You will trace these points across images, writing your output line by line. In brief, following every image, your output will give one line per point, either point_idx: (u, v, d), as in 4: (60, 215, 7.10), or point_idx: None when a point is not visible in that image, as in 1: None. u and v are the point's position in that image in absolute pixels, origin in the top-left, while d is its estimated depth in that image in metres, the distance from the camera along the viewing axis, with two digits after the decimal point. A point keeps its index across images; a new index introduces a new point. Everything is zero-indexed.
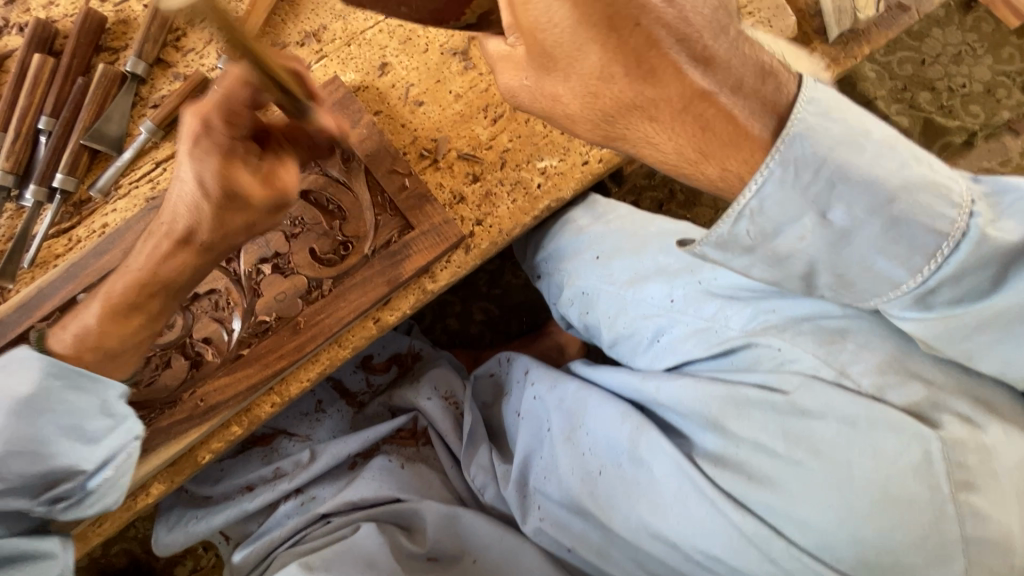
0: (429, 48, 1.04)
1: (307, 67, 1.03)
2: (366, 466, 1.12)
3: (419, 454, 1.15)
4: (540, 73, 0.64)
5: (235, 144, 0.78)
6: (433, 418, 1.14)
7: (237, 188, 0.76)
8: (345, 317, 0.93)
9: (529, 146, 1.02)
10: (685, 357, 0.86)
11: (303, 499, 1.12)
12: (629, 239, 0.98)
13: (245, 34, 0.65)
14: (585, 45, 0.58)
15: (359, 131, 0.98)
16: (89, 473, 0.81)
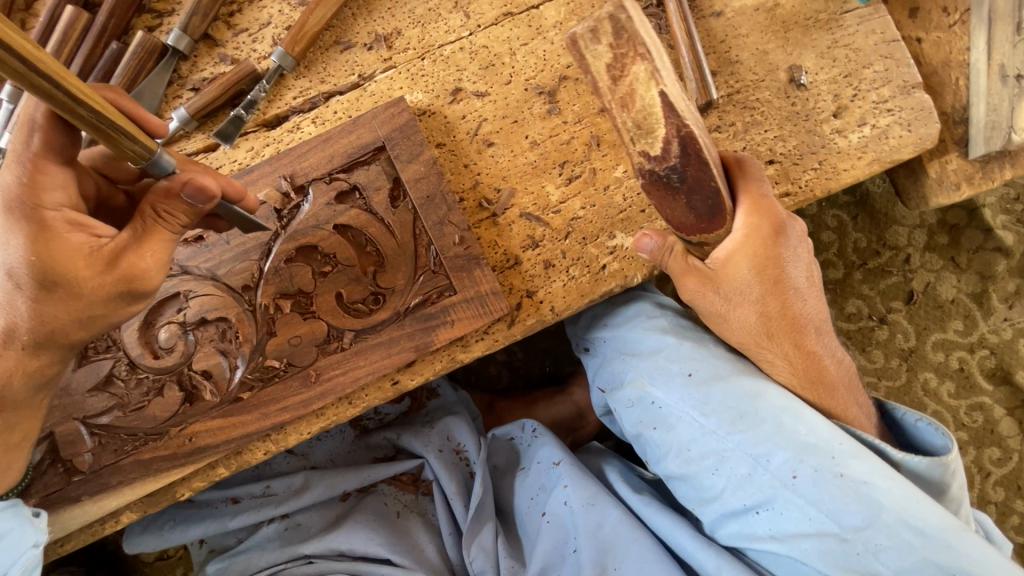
0: (513, 80, 0.90)
1: (370, 76, 0.89)
2: (359, 508, 1.06)
3: (417, 504, 1.09)
4: (727, 295, 0.82)
5: (52, 222, 0.65)
6: (439, 474, 1.06)
7: (57, 277, 0.64)
8: (361, 378, 0.82)
9: (603, 219, 0.89)
10: (798, 556, 0.79)
11: (287, 526, 1.04)
12: (737, 374, 0.85)
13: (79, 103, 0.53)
14: (762, 296, 0.82)
15: (416, 168, 0.85)
16: None
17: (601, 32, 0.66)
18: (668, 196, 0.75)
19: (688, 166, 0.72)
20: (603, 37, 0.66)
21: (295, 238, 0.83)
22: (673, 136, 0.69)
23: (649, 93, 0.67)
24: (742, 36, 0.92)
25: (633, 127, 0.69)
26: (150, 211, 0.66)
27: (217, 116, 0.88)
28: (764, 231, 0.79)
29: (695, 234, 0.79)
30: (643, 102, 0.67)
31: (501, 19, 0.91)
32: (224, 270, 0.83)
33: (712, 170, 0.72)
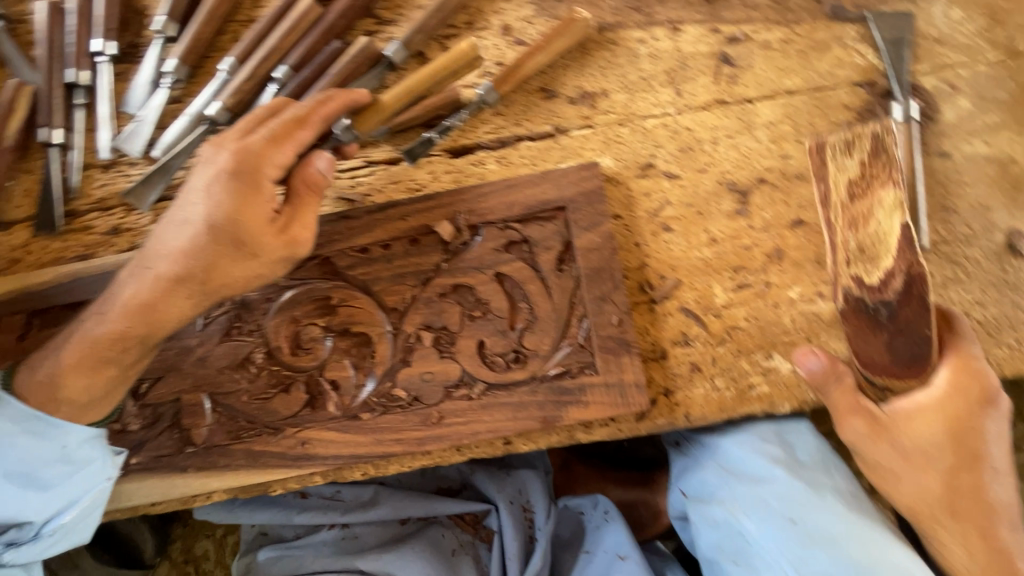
0: (708, 170, 0.86)
1: (565, 130, 0.87)
2: (419, 535, 1.02)
3: (474, 549, 1.04)
4: (906, 456, 0.78)
5: (262, 187, 0.72)
6: (505, 529, 1.01)
7: (242, 233, 0.71)
8: (480, 433, 0.80)
9: (764, 337, 0.84)
10: None
11: (345, 535, 1.02)
12: (849, 538, 0.78)
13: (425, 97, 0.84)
14: (946, 461, 0.77)
15: (591, 237, 0.82)
16: (40, 522, 0.74)
17: (856, 148, 0.65)
18: (867, 328, 0.73)
19: (904, 304, 0.69)
20: (856, 153, 0.65)
21: (455, 274, 0.82)
22: (898, 270, 0.68)
23: (889, 221, 0.66)
24: (965, 185, 0.85)
25: (856, 247, 0.69)
26: (303, 186, 0.76)
27: (408, 132, 0.88)
28: (967, 394, 0.75)
29: (881, 377, 0.76)
30: (875, 228, 0.67)
31: (712, 105, 0.87)
32: (379, 287, 0.82)
33: (930, 317, 0.69)
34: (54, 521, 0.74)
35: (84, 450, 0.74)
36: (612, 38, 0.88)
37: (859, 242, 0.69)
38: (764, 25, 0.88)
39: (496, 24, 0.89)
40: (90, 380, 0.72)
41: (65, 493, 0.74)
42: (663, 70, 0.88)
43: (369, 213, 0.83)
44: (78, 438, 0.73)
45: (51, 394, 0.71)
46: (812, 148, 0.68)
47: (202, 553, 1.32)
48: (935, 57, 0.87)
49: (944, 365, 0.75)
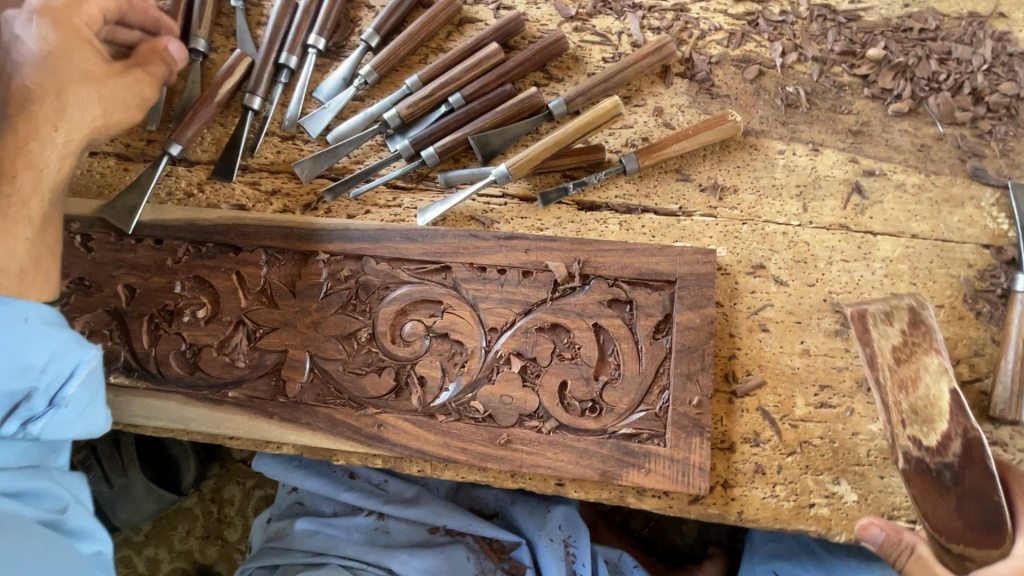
0: (817, 285, 0.89)
1: (689, 213, 0.93)
2: (446, 550, 1.05)
3: None
4: None
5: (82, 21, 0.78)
6: (548, 565, 1.05)
7: (76, 60, 0.77)
8: (539, 468, 0.84)
9: (836, 461, 0.84)
10: None
11: (377, 526, 1.07)
12: None
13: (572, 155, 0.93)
14: None
15: (692, 316, 0.86)
16: (50, 390, 0.66)
17: (896, 317, 0.77)
18: (935, 491, 0.76)
19: (965, 467, 0.75)
20: (895, 322, 0.76)
21: (556, 313, 0.87)
22: (955, 433, 0.75)
23: (936, 386, 0.76)
24: None
25: (909, 410, 0.76)
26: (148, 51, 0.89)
27: (546, 177, 0.96)
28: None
29: (959, 543, 0.74)
30: (925, 391, 0.76)
31: (835, 227, 0.91)
32: (485, 306, 0.89)
33: (994, 480, 0.74)
34: (62, 394, 0.68)
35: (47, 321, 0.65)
36: (753, 143, 0.95)
37: (911, 402, 0.76)
38: (903, 167, 0.92)
39: (651, 104, 0.97)
40: (10, 245, 0.71)
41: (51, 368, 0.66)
42: (795, 183, 0.93)
43: (495, 239, 0.91)
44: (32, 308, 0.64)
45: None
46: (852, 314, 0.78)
47: (229, 497, 1.41)
48: None
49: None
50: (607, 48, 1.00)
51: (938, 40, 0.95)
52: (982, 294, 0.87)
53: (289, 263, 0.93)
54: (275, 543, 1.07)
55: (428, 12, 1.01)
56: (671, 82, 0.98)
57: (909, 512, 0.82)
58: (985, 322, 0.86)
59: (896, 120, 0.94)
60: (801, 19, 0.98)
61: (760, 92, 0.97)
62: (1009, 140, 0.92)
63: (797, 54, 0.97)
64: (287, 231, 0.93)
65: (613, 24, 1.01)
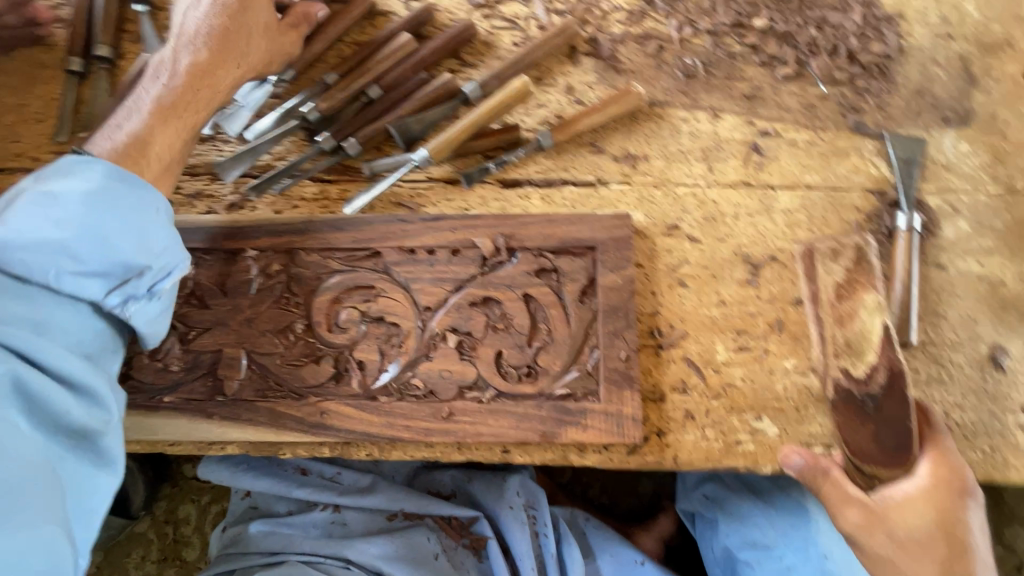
0: (726, 239, 0.96)
1: (605, 182, 0.99)
2: (405, 533, 1.06)
3: (456, 553, 1.07)
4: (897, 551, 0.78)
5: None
6: (509, 531, 1.09)
7: (254, 11, 0.92)
8: (483, 436, 0.87)
9: (756, 399, 0.91)
10: None
11: (335, 518, 1.07)
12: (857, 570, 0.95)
13: (489, 136, 0.97)
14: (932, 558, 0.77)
15: (614, 278, 0.91)
16: (151, 277, 0.76)
17: (841, 255, 0.81)
18: (853, 418, 0.80)
19: (887, 398, 0.79)
20: (842, 260, 0.80)
21: (486, 287, 0.91)
22: (882, 365, 0.78)
23: (871, 321, 0.79)
24: (957, 296, 0.93)
25: (843, 342, 0.80)
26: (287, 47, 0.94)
27: (468, 158, 1.00)
28: (951, 489, 0.78)
29: (866, 463, 0.80)
30: (860, 325, 0.79)
31: (739, 185, 0.98)
32: (418, 286, 0.91)
33: (908, 412, 0.78)
34: (159, 287, 0.77)
35: (165, 220, 0.78)
36: (659, 113, 1.01)
37: (846, 337, 0.81)
38: (793, 126, 1.00)
39: (562, 83, 1.02)
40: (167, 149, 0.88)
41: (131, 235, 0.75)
42: (700, 147, 1.00)
43: (422, 222, 0.93)
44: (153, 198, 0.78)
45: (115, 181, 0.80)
46: (803, 253, 0.84)
47: (184, 516, 1.37)
48: (940, 180, 0.98)
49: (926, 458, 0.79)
50: (516, 33, 1.05)
51: (814, 8, 1.04)
52: (870, 235, 0.96)
53: (216, 263, 0.93)
54: (230, 550, 1.06)
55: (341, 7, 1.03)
56: (579, 61, 1.04)
57: (825, 438, 0.89)
58: (874, 259, 0.95)
59: (785, 83, 1.02)
60: None
61: (662, 66, 1.03)
62: (882, 94, 1.01)
63: (691, 28, 1.04)
64: (212, 232, 0.93)
65: (520, 10, 1.05)
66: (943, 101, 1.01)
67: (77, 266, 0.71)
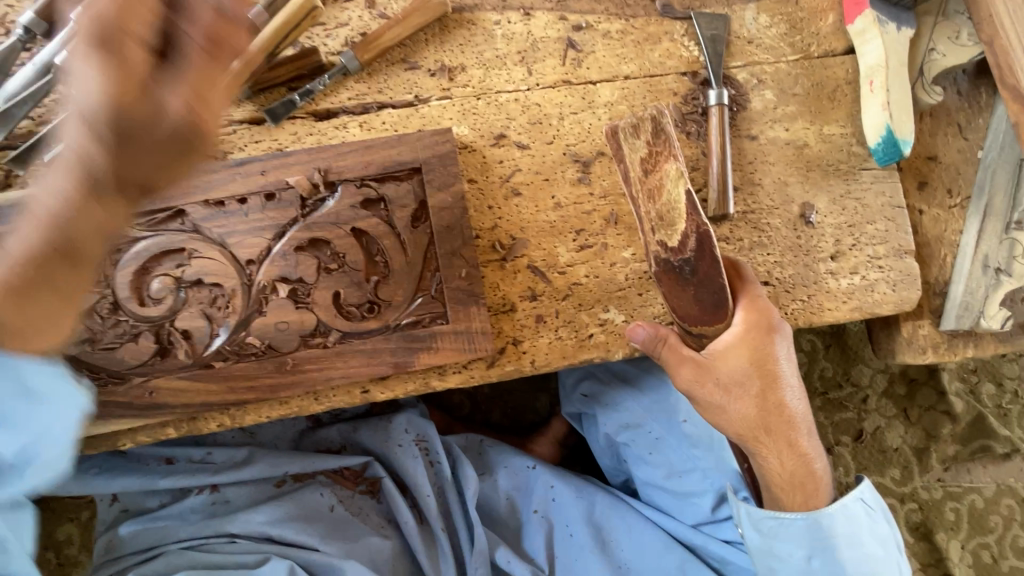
0: (554, 142, 0.95)
1: (425, 100, 0.94)
2: (294, 495, 1.04)
3: (353, 501, 1.07)
4: (720, 392, 0.86)
5: None
6: (403, 469, 1.09)
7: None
8: (334, 380, 0.84)
9: (601, 292, 0.94)
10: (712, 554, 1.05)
11: (216, 498, 1.03)
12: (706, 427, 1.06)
13: (288, 63, 0.88)
14: (749, 390, 0.87)
15: (444, 198, 0.88)
16: None
17: (641, 130, 0.76)
18: (676, 285, 0.83)
19: (701, 261, 0.80)
20: (642, 134, 0.76)
21: (311, 228, 0.85)
22: (690, 231, 0.78)
23: (676, 190, 0.76)
24: (769, 164, 0.99)
25: (655, 217, 0.79)
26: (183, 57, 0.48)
27: (269, 93, 0.90)
28: (760, 330, 0.85)
29: (695, 325, 0.85)
30: (667, 198, 0.77)
31: (559, 84, 0.97)
32: (234, 240, 0.84)
33: (720, 269, 0.81)
34: None
35: None
36: (470, 18, 0.96)
37: (657, 210, 0.79)
38: (605, 17, 0.99)
39: None
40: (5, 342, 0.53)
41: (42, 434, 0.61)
42: (516, 50, 0.96)
43: (225, 169, 0.84)
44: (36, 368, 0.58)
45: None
46: (609, 132, 0.79)
47: (65, 537, 1.27)
48: (746, 54, 1.01)
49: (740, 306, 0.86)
50: None
51: None
52: (688, 116, 0.99)
53: None
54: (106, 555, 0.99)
55: None
56: None
57: (667, 316, 0.95)
58: (694, 140, 0.99)
59: None
60: None
61: None
62: None
63: None
64: None
65: None
66: None
67: None
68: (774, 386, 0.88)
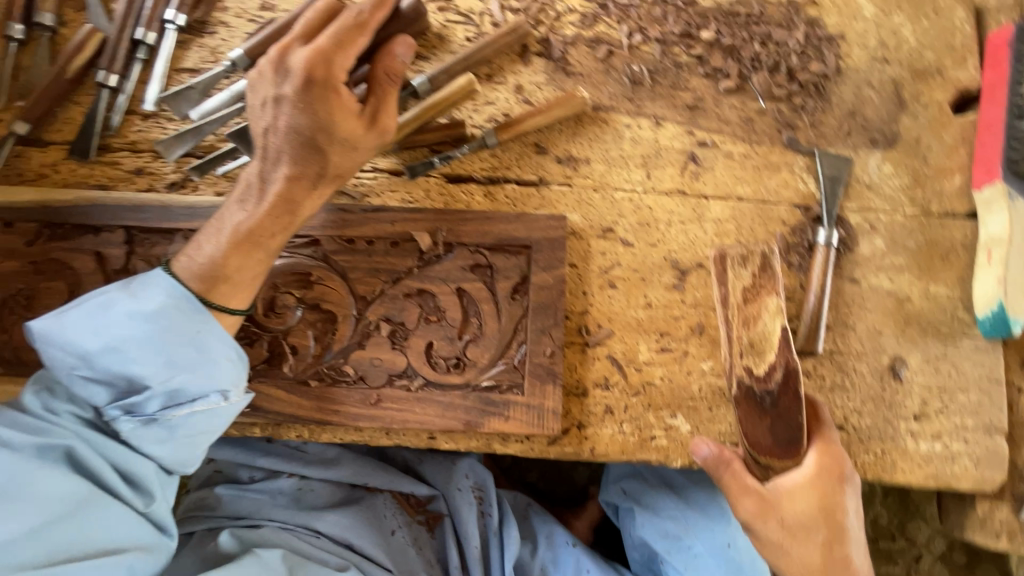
0: (658, 245, 1.00)
1: (547, 183, 1.01)
2: (368, 504, 1.11)
3: (412, 528, 1.13)
4: (784, 529, 0.85)
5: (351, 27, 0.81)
6: (462, 511, 1.13)
7: (327, 120, 0.80)
8: (409, 423, 0.90)
9: (673, 398, 0.96)
10: None
11: (303, 486, 1.11)
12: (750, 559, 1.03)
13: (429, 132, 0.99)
14: (812, 533, 0.85)
15: (546, 278, 0.94)
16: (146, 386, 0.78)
17: (749, 262, 0.85)
18: (754, 411, 0.87)
19: (783, 395, 0.85)
20: (749, 266, 0.85)
21: (421, 280, 0.93)
22: (779, 364, 0.85)
23: (772, 323, 0.84)
24: (866, 310, 1.00)
25: (747, 342, 0.86)
26: (382, 73, 0.83)
27: (413, 151, 1.01)
28: (832, 475, 0.86)
29: (762, 453, 0.87)
30: (762, 327, 0.85)
31: (674, 192, 1.02)
32: (354, 275, 0.93)
33: (801, 407, 0.85)
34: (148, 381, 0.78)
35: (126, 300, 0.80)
36: (604, 118, 1.04)
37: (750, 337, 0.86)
38: (730, 139, 1.04)
39: (512, 81, 1.04)
40: (244, 261, 0.83)
41: (185, 394, 0.80)
42: (640, 154, 1.03)
43: (362, 212, 0.95)
44: (215, 333, 0.81)
45: (210, 279, 0.82)
46: (718, 257, 0.88)
47: None
48: (862, 199, 1.03)
49: (811, 447, 0.87)
50: (470, 29, 1.06)
51: (761, 24, 1.07)
52: (793, 247, 1.01)
53: (153, 242, 0.93)
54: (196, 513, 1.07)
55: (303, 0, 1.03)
56: (530, 60, 1.05)
57: (732, 437, 0.96)
58: (795, 271, 1.01)
59: (726, 96, 1.05)
60: (645, 3, 1.07)
61: (610, 71, 1.05)
62: (817, 113, 1.06)
63: (641, 35, 1.06)
64: (149, 210, 0.93)
65: (476, 5, 1.06)
66: (873, 123, 1.06)
67: (83, 369, 0.79)
68: (840, 536, 0.86)
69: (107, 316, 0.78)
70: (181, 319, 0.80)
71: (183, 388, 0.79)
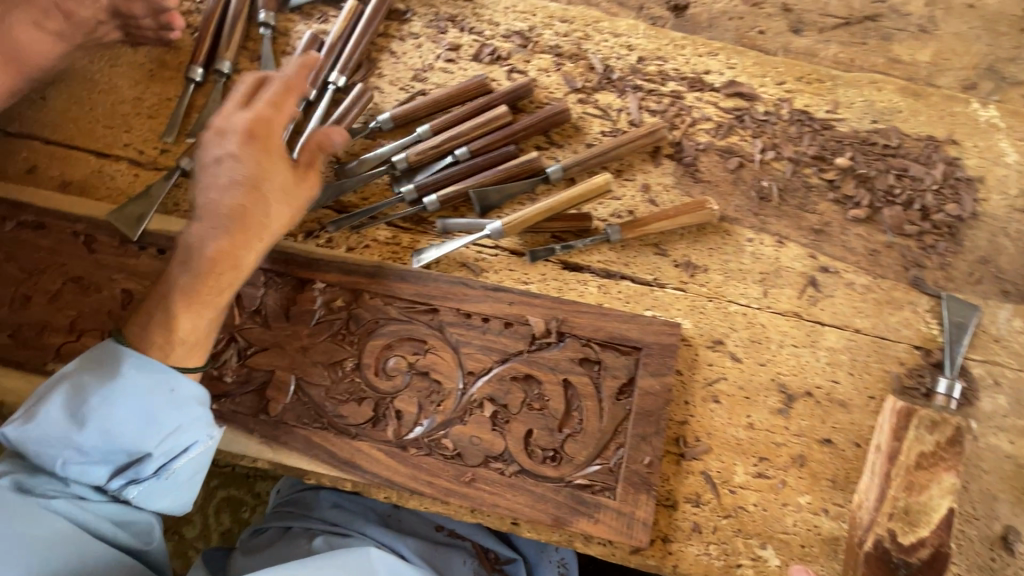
0: (767, 365, 0.99)
1: (662, 285, 1.02)
2: (446, 550, 1.12)
3: None
4: None
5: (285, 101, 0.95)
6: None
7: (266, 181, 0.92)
8: (499, 509, 0.90)
9: (765, 528, 0.93)
10: None
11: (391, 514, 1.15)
12: None
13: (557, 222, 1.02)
14: None
15: (654, 383, 0.94)
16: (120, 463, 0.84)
17: (937, 430, 0.89)
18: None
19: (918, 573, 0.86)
20: (935, 433, 0.89)
21: (530, 365, 0.95)
22: (931, 542, 0.86)
23: (938, 499, 0.87)
24: (982, 470, 0.95)
25: (903, 506, 0.88)
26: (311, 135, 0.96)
27: (536, 235, 1.04)
28: None
29: None
30: (927, 498, 0.88)
31: (790, 314, 1.01)
32: (465, 350, 0.96)
33: None
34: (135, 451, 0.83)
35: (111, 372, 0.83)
36: (727, 228, 1.04)
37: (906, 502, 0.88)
38: (854, 268, 1.03)
39: (639, 180, 1.06)
40: (196, 321, 0.88)
41: (177, 448, 0.85)
42: (759, 270, 1.03)
43: (482, 289, 0.98)
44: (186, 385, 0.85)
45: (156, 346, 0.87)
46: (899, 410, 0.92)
47: None
48: (988, 351, 0.99)
49: None
50: (606, 123, 1.09)
51: (898, 157, 1.07)
52: (908, 390, 0.98)
53: (284, 287, 0.98)
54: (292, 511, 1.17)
55: (455, 79, 1.10)
56: (660, 161, 1.08)
57: None
58: None
59: (854, 224, 1.05)
60: (781, 121, 1.09)
61: (738, 182, 1.06)
62: (948, 255, 1.03)
63: (774, 152, 1.07)
64: (287, 258, 0.99)
65: (615, 101, 1.10)
66: (1007, 274, 1.03)
67: (77, 457, 0.82)
68: None
69: (81, 404, 0.81)
70: (159, 380, 0.84)
71: (173, 447, 0.84)
